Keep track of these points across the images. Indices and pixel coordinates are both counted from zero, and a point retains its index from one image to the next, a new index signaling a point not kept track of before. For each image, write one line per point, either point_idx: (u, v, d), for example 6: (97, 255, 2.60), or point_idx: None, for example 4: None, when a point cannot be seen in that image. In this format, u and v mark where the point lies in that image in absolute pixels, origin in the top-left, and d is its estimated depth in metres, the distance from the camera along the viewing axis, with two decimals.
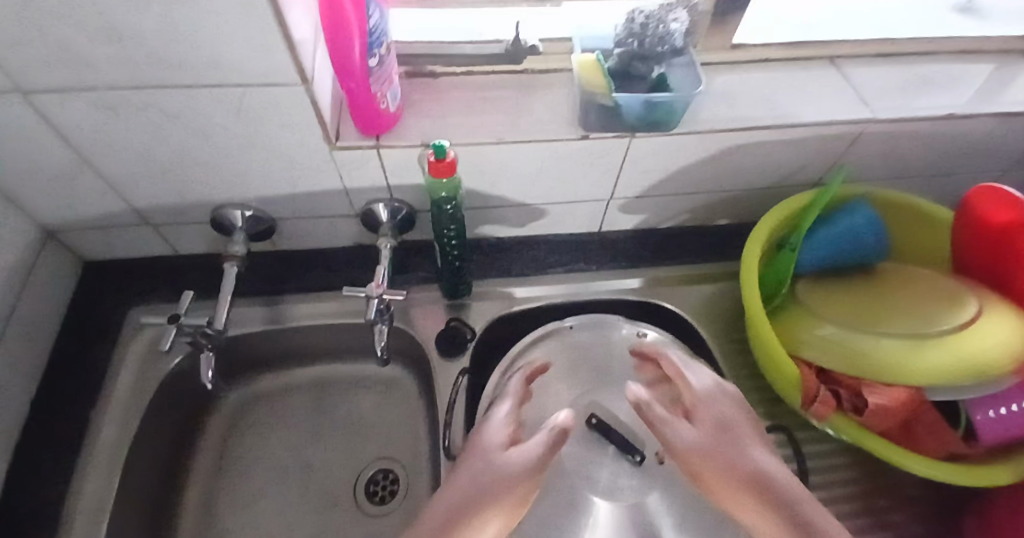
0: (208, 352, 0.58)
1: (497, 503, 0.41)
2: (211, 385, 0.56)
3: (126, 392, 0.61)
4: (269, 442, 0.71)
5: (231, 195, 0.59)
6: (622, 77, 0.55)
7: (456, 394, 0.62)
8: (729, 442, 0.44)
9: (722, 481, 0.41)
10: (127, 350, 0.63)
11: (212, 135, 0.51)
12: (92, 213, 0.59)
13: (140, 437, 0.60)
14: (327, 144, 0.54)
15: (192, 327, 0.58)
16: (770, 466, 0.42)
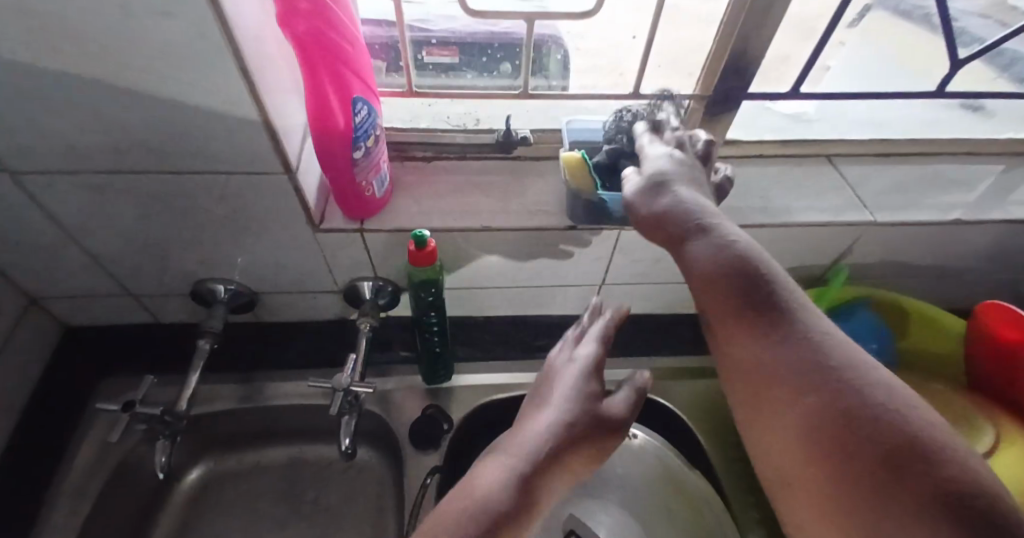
0: (164, 439, 0.56)
1: (580, 444, 0.43)
2: (166, 473, 0.53)
3: (81, 474, 0.59)
4: (227, 528, 0.65)
5: (214, 270, 0.59)
6: (609, 173, 0.54)
7: (422, 497, 0.57)
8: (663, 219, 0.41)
9: (720, 302, 0.36)
10: (88, 435, 0.61)
11: (196, 215, 0.51)
12: (74, 283, 0.58)
13: (87, 523, 0.57)
14: (310, 227, 0.54)
15: (146, 415, 0.55)
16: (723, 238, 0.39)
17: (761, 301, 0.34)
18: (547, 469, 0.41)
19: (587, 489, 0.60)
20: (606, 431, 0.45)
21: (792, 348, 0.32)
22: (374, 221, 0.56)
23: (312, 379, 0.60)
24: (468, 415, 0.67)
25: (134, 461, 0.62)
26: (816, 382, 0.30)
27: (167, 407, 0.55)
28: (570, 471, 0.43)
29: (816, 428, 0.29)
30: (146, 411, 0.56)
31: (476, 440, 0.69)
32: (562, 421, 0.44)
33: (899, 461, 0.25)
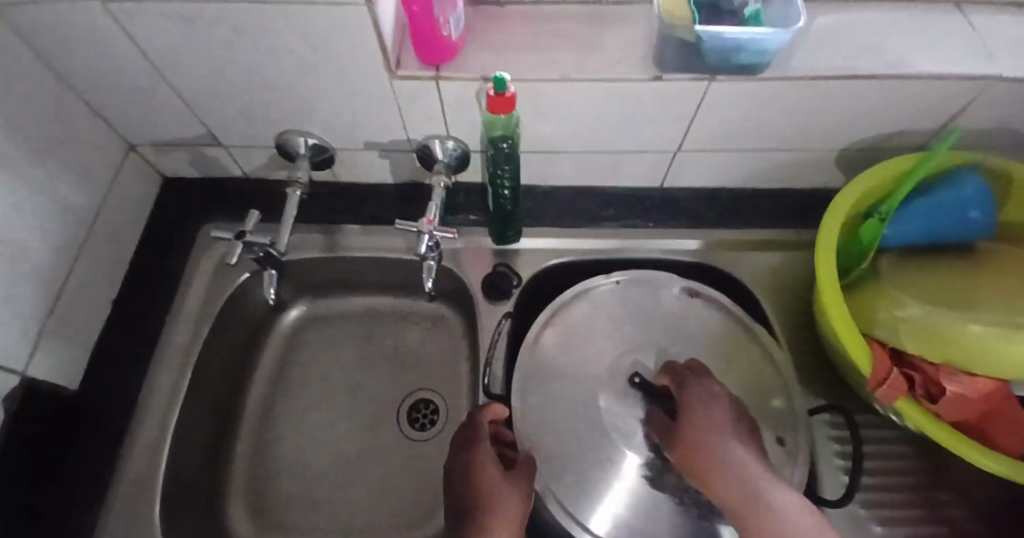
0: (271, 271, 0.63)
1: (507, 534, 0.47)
2: (276, 299, 0.64)
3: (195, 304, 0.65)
4: (321, 362, 0.74)
5: (295, 120, 0.60)
6: (708, 11, 0.50)
7: (499, 337, 0.63)
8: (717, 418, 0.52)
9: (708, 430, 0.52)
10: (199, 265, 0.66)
11: (276, 56, 0.51)
12: (169, 129, 0.61)
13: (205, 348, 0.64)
14: (387, 72, 0.53)
15: (257, 246, 0.60)
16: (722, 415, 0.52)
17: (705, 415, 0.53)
18: None
19: (649, 343, 0.63)
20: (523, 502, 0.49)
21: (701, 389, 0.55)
22: (449, 69, 0.53)
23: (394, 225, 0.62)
24: (536, 277, 0.70)
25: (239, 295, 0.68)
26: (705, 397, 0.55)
27: (271, 240, 0.61)
28: None
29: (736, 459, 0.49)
30: (251, 244, 0.61)
31: (541, 301, 0.73)
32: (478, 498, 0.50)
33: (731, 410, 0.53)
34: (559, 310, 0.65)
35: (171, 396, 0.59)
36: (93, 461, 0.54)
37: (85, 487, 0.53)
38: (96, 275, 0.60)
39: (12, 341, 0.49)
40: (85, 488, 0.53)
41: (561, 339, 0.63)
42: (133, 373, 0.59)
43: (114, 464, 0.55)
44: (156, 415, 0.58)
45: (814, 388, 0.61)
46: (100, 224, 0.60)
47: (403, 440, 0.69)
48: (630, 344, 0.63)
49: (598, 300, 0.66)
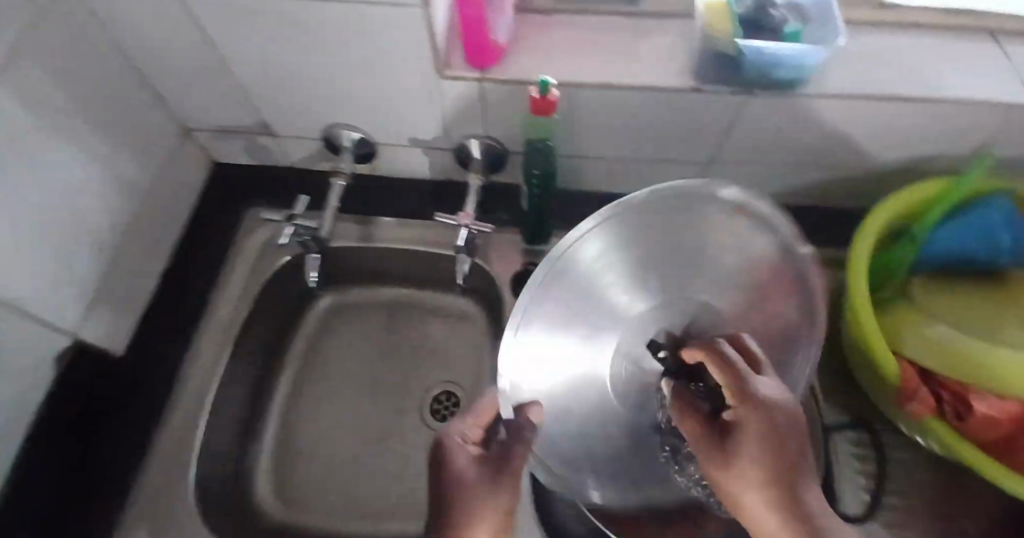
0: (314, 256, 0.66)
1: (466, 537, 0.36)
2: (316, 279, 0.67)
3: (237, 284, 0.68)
4: (349, 349, 0.76)
5: (343, 113, 0.63)
6: (749, 27, 0.51)
7: None
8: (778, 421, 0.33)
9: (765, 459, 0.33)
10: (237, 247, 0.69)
11: (332, 52, 0.54)
12: (223, 116, 0.65)
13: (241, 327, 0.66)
14: (436, 72, 0.55)
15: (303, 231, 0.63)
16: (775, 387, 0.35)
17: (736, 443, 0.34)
18: None
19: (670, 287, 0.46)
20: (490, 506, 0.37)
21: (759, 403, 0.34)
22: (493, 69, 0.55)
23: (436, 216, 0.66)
24: None
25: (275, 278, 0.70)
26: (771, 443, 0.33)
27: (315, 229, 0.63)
28: None
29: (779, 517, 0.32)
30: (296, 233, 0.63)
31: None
32: (456, 497, 0.38)
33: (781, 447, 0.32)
34: (576, 266, 0.39)
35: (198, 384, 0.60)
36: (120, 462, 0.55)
37: (111, 485, 0.54)
38: (147, 250, 0.63)
39: (68, 305, 0.52)
40: (109, 488, 0.54)
41: (569, 303, 0.39)
42: (163, 360, 0.61)
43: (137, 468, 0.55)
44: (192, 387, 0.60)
45: (836, 404, 0.61)
46: (153, 202, 0.63)
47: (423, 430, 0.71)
48: (667, 301, 0.42)
49: (611, 231, 0.39)
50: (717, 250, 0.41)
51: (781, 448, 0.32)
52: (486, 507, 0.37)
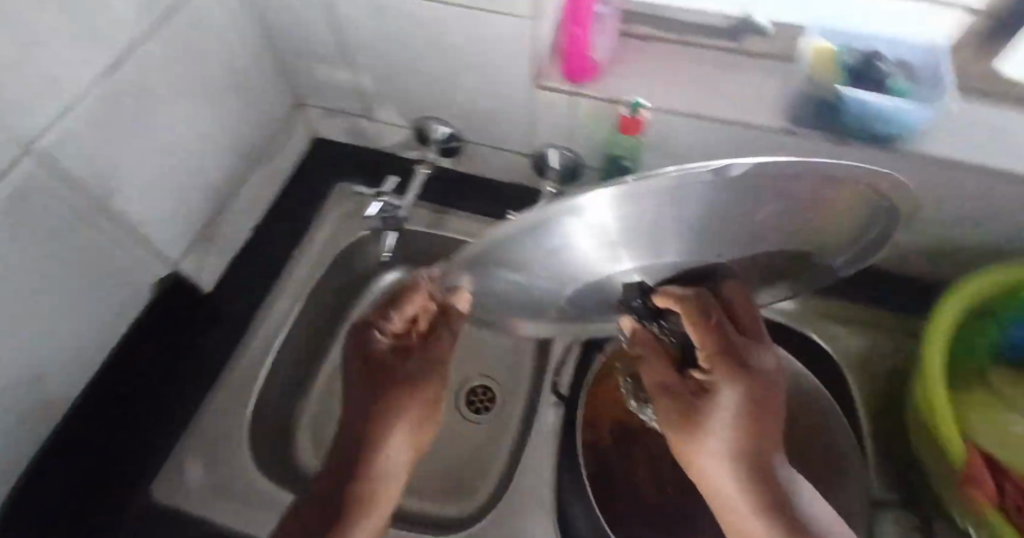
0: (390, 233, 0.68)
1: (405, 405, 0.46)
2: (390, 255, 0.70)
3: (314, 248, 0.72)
4: None
5: (440, 107, 0.67)
6: (854, 78, 0.50)
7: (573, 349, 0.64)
8: (761, 401, 0.37)
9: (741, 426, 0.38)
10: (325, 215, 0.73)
11: (441, 51, 0.58)
12: (334, 97, 0.71)
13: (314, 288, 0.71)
14: (532, 81, 0.58)
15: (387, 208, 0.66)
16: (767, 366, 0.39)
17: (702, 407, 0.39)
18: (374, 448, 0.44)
19: (667, 237, 0.34)
20: (431, 384, 0.48)
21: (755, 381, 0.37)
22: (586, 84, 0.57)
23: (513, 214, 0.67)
24: None
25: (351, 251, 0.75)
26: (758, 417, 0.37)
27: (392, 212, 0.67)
28: (415, 431, 0.47)
29: (735, 476, 0.38)
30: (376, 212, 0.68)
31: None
32: (391, 390, 0.46)
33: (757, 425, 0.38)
34: (643, 200, 0.26)
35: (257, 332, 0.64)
36: (168, 411, 0.58)
37: (159, 434, 0.56)
38: (248, 204, 0.70)
39: (175, 239, 0.59)
40: (156, 437, 0.56)
41: (593, 230, 0.30)
42: (240, 304, 0.66)
43: (184, 417, 0.57)
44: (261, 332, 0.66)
45: (884, 479, 0.58)
46: (261, 162, 0.70)
47: (458, 419, 0.72)
48: (676, 245, 0.35)
49: (631, 199, 0.26)
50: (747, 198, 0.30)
51: (752, 422, 0.37)
52: (418, 394, 0.47)
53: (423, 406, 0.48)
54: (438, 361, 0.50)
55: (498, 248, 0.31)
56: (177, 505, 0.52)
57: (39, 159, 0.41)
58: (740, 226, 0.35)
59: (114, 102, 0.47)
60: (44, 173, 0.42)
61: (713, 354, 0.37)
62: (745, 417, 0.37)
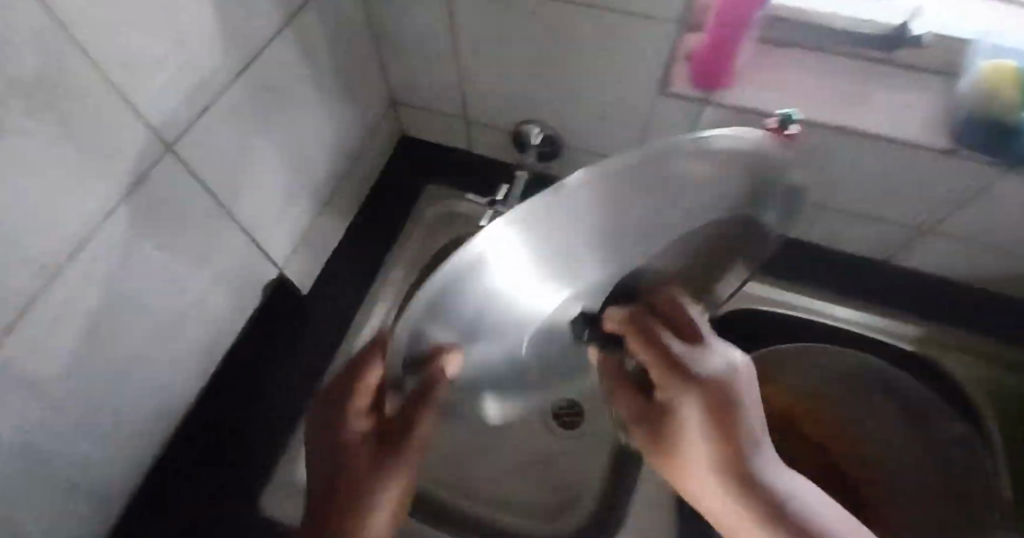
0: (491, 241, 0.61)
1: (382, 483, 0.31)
2: None
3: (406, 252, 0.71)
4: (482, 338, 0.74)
5: (545, 109, 0.64)
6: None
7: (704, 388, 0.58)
8: (724, 405, 0.28)
9: (713, 438, 0.29)
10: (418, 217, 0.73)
11: (564, 54, 0.55)
12: (432, 96, 0.68)
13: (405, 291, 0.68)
14: (658, 90, 0.55)
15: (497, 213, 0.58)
16: (713, 360, 0.29)
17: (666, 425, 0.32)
18: None
19: (593, 268, 0.31)
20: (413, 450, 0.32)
21: (700, 393, 0.28)
22: (725, 93, 0.52)
23: None
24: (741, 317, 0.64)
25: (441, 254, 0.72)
26: (726, 428, 0.28)
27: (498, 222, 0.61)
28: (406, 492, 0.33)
29: (735, 502, 0.29)
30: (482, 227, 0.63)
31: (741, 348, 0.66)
32: (360, 478, 0.31)
33: (725, 429, 0.28)
34: (578, 222, 0.26)
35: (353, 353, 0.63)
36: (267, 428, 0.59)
37: (264, 449, 0.58)
38: (342, 205, 0.67)
39: (283, 240, 0.58)
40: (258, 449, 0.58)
41: (518, 268, 0.26)
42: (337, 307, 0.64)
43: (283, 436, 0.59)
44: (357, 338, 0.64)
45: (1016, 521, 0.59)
46: (357, 162, 0.68)
47: (547, 435, 0.68)
48: (608, 265, 0.32)
49: (548, 217, 0.24)
50: (679, 187, 0.28)
51: (722, 433, 0.28)
52: (401, 465, 0.32)
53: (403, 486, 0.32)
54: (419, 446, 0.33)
55: (425, 321, 0.26)
56: (272, 512, 0.55)
57: (177, 160, 0.40)
58: (630, 236, 0.30)
59: (243, 100, 0.45)
60: (180, 175, 0.41)
61: (654, 369, 0.29)
62: (709, 431, 0.28)
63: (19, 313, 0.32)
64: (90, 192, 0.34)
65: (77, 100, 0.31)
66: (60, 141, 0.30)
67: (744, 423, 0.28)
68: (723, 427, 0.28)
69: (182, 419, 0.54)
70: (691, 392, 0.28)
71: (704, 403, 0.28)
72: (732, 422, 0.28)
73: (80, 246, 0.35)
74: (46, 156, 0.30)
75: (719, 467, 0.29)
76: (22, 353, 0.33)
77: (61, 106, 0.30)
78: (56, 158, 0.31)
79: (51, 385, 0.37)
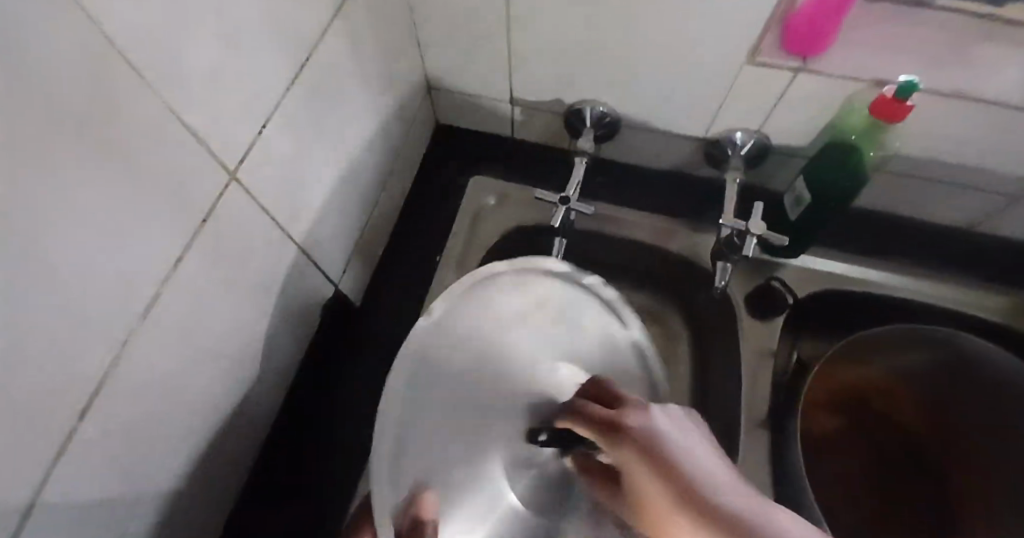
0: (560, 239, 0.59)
1: None
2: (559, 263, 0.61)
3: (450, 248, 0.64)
4: None
5: (604, 88, 0.58)
6: None
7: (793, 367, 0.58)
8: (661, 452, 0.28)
9: (648, 483, 0.27)
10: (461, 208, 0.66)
11: (637, 24, 0.49)
12: (475, 78, 0.62)
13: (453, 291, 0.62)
14: (748, 56, 0.49)
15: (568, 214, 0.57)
16: (658, 422, 0.31)
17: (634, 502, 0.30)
18: None
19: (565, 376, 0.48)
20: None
21: (638, 439, 0.30)
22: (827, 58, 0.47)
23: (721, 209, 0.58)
24: (817, 296, 0.60)
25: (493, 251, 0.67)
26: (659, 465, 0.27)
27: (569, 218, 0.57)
28: None
29: None
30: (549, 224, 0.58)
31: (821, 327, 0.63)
32: None
33: (664, 468, 0.26)
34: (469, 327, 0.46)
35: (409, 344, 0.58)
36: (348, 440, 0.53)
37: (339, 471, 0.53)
38: (386, 205, 0.62)
39: (337, 256, 0.52)
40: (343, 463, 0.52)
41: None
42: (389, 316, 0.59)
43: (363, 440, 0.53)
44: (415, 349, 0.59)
45: None
46: (398, 156, 0.62)
47: None
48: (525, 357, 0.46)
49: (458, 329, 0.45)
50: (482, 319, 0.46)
51: (656, 474, 0.27)
52: None
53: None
54: None
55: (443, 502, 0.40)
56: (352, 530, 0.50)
57: (240, 188, 0.35)
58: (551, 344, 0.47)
59: (298, 109, 0.39)
60: (242, 204, 0.36)
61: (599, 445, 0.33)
62: (650, 474, 0.27)
63: (98, 387, 0.28)
64: (155, 238, 0.29)
65: (126, 131, 0.26)
66: (116, 182, 0.26)
67: (679, 464, 0.27)
68: (659, 470, 0.27)
69: (267, 444, 0.51)
70: (629, 440, 0.30)
71: (643, 454, 0.29)
72: (660, 455, 0.28)
73: (152, 302, 0.30)
74: (103, 202, 0.25)
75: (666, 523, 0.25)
76: (104, 432, 0.29)
77: (111, 139, 0.25)
78: (113, 201, 0.26)
79: (135, 458, 0.32)
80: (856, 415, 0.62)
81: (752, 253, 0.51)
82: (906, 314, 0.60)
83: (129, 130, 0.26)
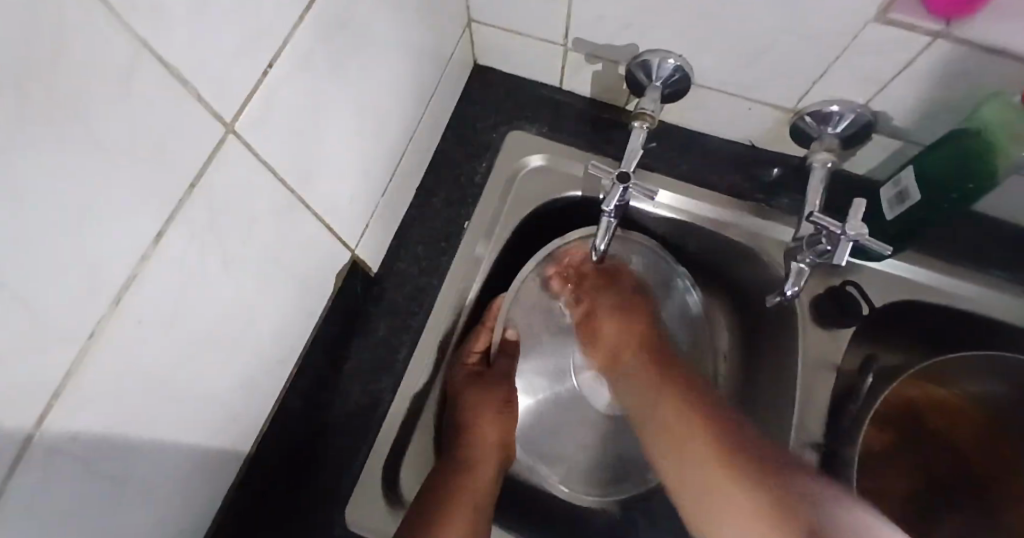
0: (610, 219, 0.51)
1: (474, 414, 0.53)
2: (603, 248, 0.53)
3: (484, 218, 0.57)
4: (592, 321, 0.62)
5: (683, 39, 0.48)
6: None
7: (861, 390, 0.52)
8: (718, 408, 0.49)
9: (687, 405, 0.50)
10: (497, 167, 0.58)
11: None
12: (526, 16, 0.52)
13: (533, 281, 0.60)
14: (877, 14, 0.39)
15: (631, 194, 0.49)
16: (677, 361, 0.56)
17: (692, 392, 0.51)
18: (451, 467, 0.49)
19: None
20: (484, 400, 0.54)
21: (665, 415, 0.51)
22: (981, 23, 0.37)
23: (808, 203, 0.49)
24: (894, 307, 0.53)
25: (534, 219, 0.60)
26: (700, 397, 0.50)
27: (625, 199, 0.49)
28: (483, 428, 0.53)
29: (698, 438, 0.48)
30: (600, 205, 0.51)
31: (889, 337, 0.56)
32: (463, 421, 0.53)
33: (711, 430, 0.47)
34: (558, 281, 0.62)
35: (436, 325, 0.53)
36: (356, 434, 0.49)
37: (346, 456, 0.49)
38: (415, 159, 0.54)
39: (355, 220, 0.45)
40: (347, 457, 0.49)
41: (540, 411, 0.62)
42: (416, 287, 0.54)
43: (375, 433, 0.49)
44: (434, 323, 0.53)
45: None
46: (430, 104, 0.54)
47: None
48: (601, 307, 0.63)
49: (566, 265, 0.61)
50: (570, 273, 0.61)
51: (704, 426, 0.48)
52: (483, 420, 0.53)
53: (492, 406, 0.54)
54: (498, 392, 0.55)
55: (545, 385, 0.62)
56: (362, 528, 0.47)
57: (240, 145, 0.28)
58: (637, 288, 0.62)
59: (315, 45, 0.31)
60: (244, 164, 0.29)
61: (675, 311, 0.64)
62: (667, 391, 0.52)
63: (57, 392, 0.22)
64: (128, 210, 0.22)
65: (76, 74, 0.18)
66: (61, 144, 0.18)
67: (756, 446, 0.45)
68: (777, 497, 0.41)
69: (264, 442, 0.44)
70: (659, 384, 0.53)
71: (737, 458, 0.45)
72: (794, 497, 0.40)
73: (122, 288, 0.24)
74: (42, 171, 0.18)
75: (695, 451, 0.47)
76: (73, 441, 0.24)
77: (50, 86, 0.17)
78: (58, 172, 0.18)
79: (120, 457, 0.28)
80: (903, 431, 0.59)
81: (844, 262, 0.42)
82: (998, 336, 0.53)
83: (78, 74, 0.18)
